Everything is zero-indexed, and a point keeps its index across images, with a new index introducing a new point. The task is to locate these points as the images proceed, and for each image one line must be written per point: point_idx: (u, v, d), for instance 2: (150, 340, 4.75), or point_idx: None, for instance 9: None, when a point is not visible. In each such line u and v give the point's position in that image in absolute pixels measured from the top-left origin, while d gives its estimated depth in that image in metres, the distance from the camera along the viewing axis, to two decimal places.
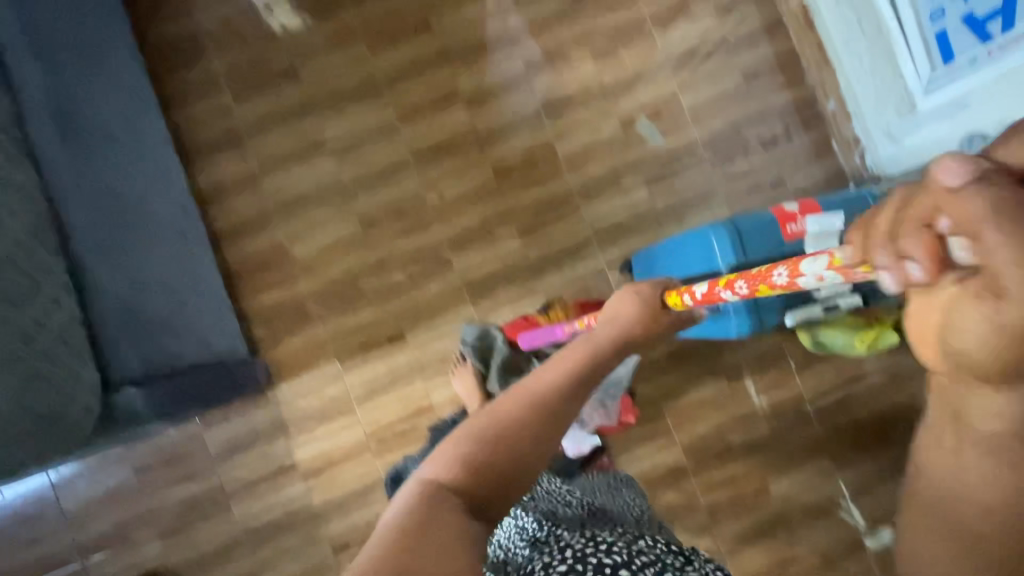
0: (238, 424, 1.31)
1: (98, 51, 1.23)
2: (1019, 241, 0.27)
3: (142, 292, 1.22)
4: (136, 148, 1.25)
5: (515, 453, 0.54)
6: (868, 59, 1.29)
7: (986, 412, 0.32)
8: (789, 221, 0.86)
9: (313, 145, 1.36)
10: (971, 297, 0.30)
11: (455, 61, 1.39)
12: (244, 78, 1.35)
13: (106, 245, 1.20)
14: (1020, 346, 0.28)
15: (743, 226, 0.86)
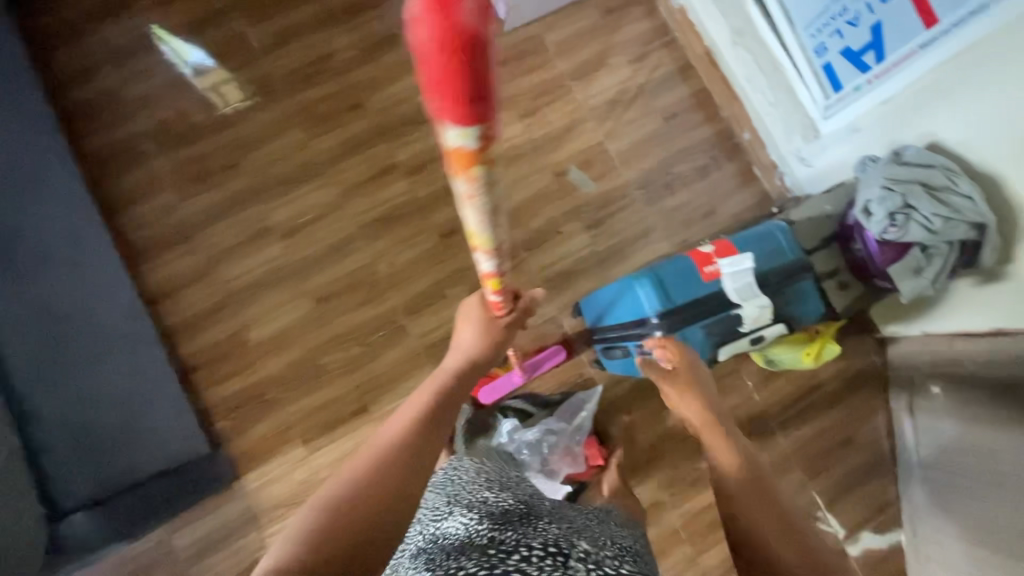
0: (206, 523, 1.27)
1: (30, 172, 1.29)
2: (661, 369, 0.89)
3: (91, 407, 1.23)
4: (76, 263, 1.27)
5: (378, 503, 0.60)
6: (769, 93, 1.39)
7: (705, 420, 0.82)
8: (705, 264, 0.92)
9: (259, 230, 1.37)
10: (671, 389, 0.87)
11: (389, 135, 1.44)
12: (185, 175, 1.38)
13: (53, 366, 1.22)
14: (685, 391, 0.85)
15: (665, 273, 0.92)
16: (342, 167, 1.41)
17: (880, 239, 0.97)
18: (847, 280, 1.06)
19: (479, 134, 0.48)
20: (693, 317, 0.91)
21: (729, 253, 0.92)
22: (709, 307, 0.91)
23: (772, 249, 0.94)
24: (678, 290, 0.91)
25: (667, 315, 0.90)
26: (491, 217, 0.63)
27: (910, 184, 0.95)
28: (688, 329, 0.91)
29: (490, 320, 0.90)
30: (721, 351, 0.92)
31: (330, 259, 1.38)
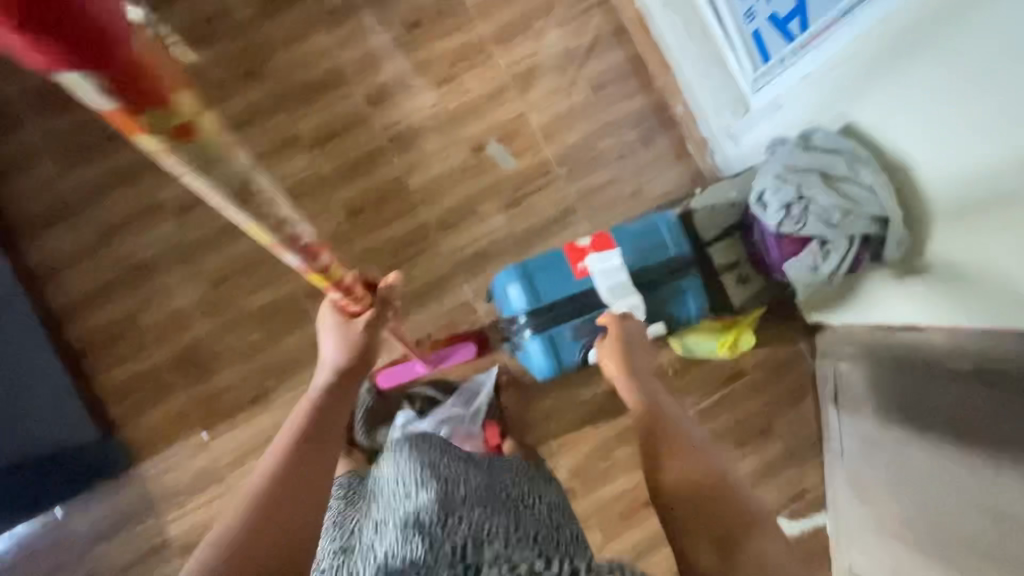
0: (102, 509, 1.24)
1: None
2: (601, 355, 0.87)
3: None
4: None
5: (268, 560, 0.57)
6: (700, 61, 1.28)
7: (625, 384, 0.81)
8: (579, 260, 0.90)
9: (149, 207, 1.29)
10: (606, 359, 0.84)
11: (291, 104, 1.34)
12: (67, 146, 1.29)
13: None
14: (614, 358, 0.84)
15: (536, 269, 0.90)
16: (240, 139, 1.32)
17: (779, 232, 0.91)
18: (748, 274, 1.01)
19: (105, 82, 0.37)
20: (563, 315, 0.89)
21: (604, 249, 0.89)
22: (581, 308, 0.89)
23: (654, 244, 0.92)
24: (550, 286, 0.89)
25: (535, 312, 0.89)
26: (238, 197, 0.56)
27: (806, 172, 0.87)
28: (556, 327, 0.90)
29: (349, 324, 0.81)
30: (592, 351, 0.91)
31: (227, 239, 1.30)
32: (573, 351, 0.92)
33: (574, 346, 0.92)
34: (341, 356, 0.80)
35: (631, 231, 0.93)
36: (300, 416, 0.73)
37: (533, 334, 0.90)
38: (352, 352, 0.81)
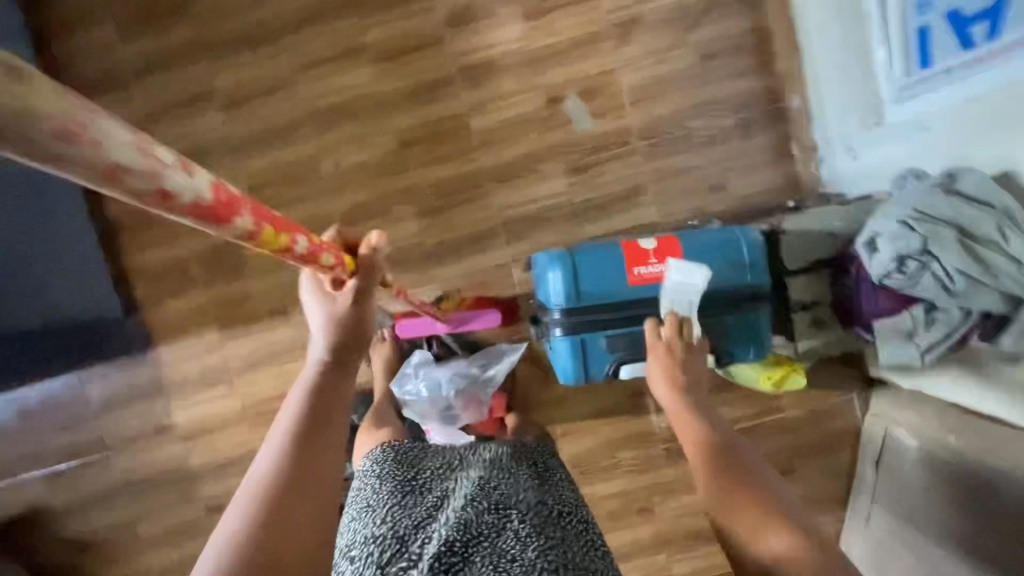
0: (117, 381, 1.28)
1: None
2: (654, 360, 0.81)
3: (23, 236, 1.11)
4: None
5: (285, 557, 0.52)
6: (837, 51, 1.08)
7: (669, 392, 0.78)
8: (637, 262, 0.84)
9: (202, 93, 1.23)
10: (660, 363, 0.80)
11: (364, 8, 1.22)
12: (130, 12, 1.22)
13: None
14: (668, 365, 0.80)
15: (585, 263, 0.84)
16: (306, 37, 1.22)
17: (881, 282, 0.77)
18: (824, 318, 0.91)
19: None
20: (607, 317, 0.84)
21: (668, 259, 0.84)
22: (626, 315, 0.85)
23: (729, 264, 0.85)
24: (598, 283, 0.84)
25: (572, 308, 0.84)
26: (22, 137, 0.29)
27: (941, 226, 0.71)
28: (593, 330, 0.85)
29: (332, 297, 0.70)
30: (624, 368, 0.86)
31: (274, 143, 1.24)
32: (605, 359, 0.87)
33: (607, 355, 0.87)
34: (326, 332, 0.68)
35: (703, 242, 0.86)
36: (299, 392, 0.64)
37: (566, 331, 0.85)
38: (339, 326, 0.69)
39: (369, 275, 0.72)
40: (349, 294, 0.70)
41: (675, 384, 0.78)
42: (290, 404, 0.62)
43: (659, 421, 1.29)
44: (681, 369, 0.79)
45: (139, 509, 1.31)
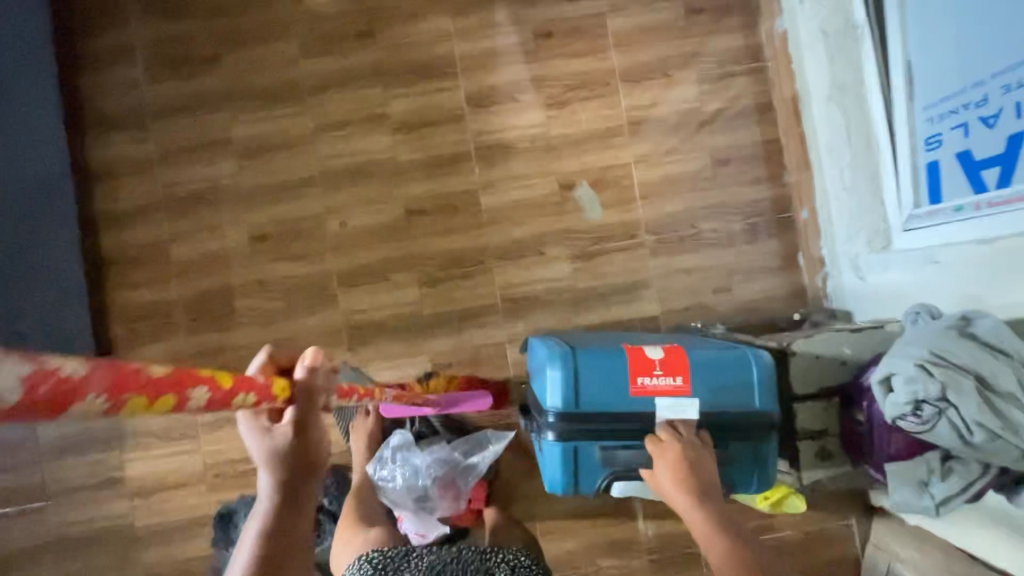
0: (74, 423, 1.19)
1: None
2: (659, 455, 0.77)
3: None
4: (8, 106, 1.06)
5: None
6: (847, 175, 1.11)
7: (672, 484, 0.74)
8: (642, 372, 0.80)
9: (219, 142, 1.23)
10: (662, 455, 0.77)
11: (391, 80, 1.24)
12: (162, 58, 1.24)
13: None
14: (676, 460, 0.75)
15: (584, 367, 0.81)
16: (330, 100, 1.24)
17: (894, 422, 0.73)
18: (832, 449, 0.88)
19: None
20: (605, 428, 0.80)
21: (672, 373, 0.80)
22: (627, 429, 0.80)
23: (736, 383, 0.82)
24: (598, 391, 0.80)
25: (568, 415, 0.80)
26: None
27: (958, 373, 0.68)
28: (588, 440, 0.81)
29: (271, 430, 0.58)
30: (616, 484, 0.83)
31: (282, 198, 1.23)
32: (596, 471, 0.83)
33: (598, 467, 0.83)
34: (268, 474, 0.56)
35: (710, 357, 0.82)
36: (247, 547, 0.55)
37: (559, 437, 0.81)
38: (281, 464, 0.56)
39: (308, 396, 0.60)
40: (287, 426, 0.57)
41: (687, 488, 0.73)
42: (237, 570, 0.54)
43: (645, 528, 1.20)
44: (690, 472, 0.75)
45: (70, 568, 1.18)
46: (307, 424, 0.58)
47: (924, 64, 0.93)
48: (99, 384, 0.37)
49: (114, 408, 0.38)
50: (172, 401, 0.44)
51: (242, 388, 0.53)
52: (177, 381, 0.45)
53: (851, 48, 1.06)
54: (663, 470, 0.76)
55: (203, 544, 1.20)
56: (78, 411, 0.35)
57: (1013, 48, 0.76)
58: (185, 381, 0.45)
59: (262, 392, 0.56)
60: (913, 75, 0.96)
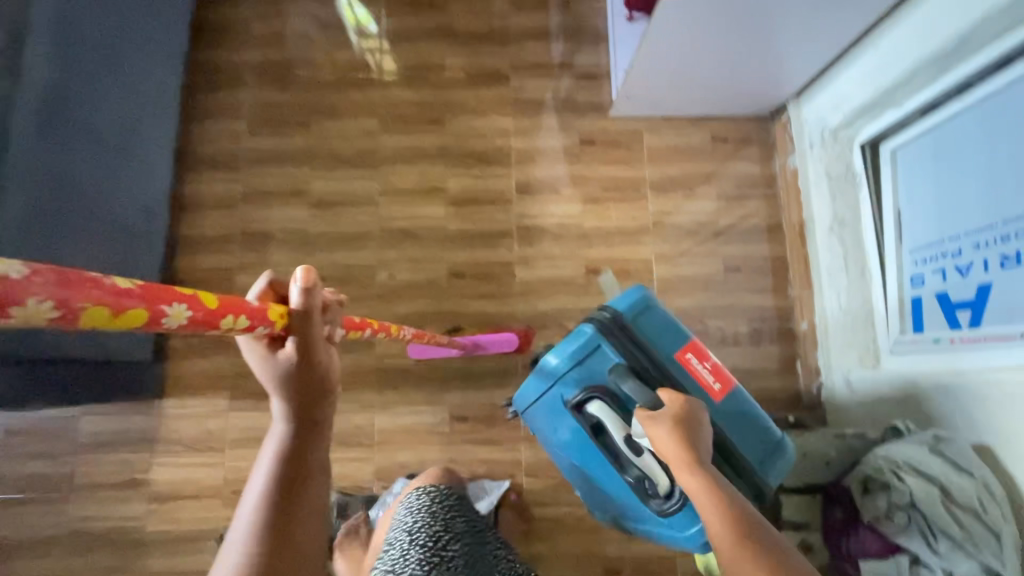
0: (114, 422, 1.28)
1: (132, 34, 1.20)
2: (658, 422, 0.80)
3: (99, 249, 1.11)
4: (119, 146, 1.17)
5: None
6: (843, 296, 1.25)
7: (668, 446, 0.77)
8: (698, 355, 0.99)
9: (297, 192, 1.42)
10: (658, 421, 0.81)
11: (453, 161, 1.44)
12: (264, 117, 1.46)
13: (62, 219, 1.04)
14: (676, 426, 0.79)
15: (657, 315, 1.01)
16: (398, 170, 1.43)
17: (873, 520, 0.85)
18: (813, 542, 0.96)
19: None
20: (632, 356, 0.99)
21: (714, 376, 0.97)
22: (642, 362, 0.98)
23: (755, 428, 0.96)
24: (651, 332, 1.00)
25: (620, 322, 1.00)
26: None
27: (927, 483, 0.81)
28: (613, 349, 0.99)
29: (274, 353, 0.57)
30: (591, 399, 0.99)
31: (342, 246, 1.39)
32: (591, 377, 1.01)
33: (595, 375, 1.01)
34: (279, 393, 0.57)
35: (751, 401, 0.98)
36: (266, 462, 0.55)
37: (599, 330, 1.00)
38: (288, 381, 0.57)
39: (304, 325, 0.56)
40: (291, 352, 0.57)
41: (684, 451, 0.75)
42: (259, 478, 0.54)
43: None
44: (686, 436, 0.78)
45: (77, 563, 1.23)
46: (309, 349, 0.57)
47: (912, 216, 1.11)
48: (44, 286, 0.32)
49: (68, 319, 0.34)
50: (143, 319, 0.41)
51: (230, 310, 0.49)
52: (146, 293, 0.41)
53: (851, 190, 1.24)
54: (661, 435, 0.79)
55: (207, 558, 1.24)
56: (21, 320, 0.31)
57: (984, 217, 0.94)
58: (153, 294, 0.41)
59: (257, 315, 0.52)
60: (905, 223, 1.13)
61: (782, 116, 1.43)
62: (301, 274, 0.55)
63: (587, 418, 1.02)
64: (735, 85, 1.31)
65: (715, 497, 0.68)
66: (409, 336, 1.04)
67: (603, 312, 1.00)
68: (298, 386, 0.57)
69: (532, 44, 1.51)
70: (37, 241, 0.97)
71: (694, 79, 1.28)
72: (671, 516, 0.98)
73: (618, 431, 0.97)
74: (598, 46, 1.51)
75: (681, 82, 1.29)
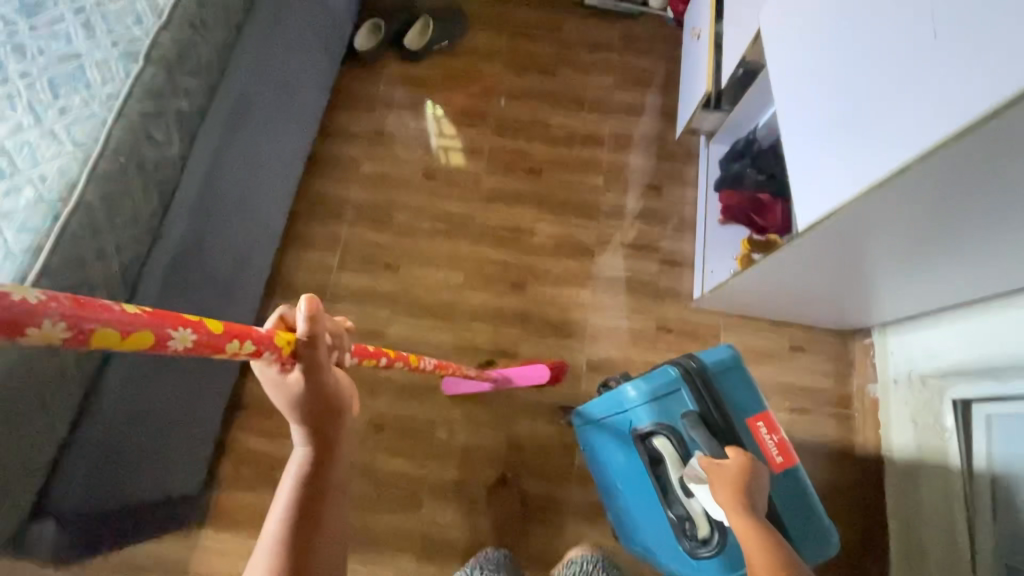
0: (148, 546, 1.26)
1: (256, 173, 1.25)
2: (716, 463, 0.90)
3: (178, 390, 1.12)
4: (221, 286, 1.19)
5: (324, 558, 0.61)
6: (927, 559, 1.22)
7: (721, 482, 0.88)
8: (771, 428, 1.03)
9: (374, 333, 1.45)
10: (716, 464, 0.90)
11: (529, 327, 1.46)
12: (356, 254, 1.52)
13: (153, 369, 1.03)
14: (738, 473, 0.88)
15: (741, 380, 1.04)
16: (475, 328, 1.46)
17: None
18: None
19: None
20: (710, 408, 1.01)
21: (784, 450, 1.02)
22: (715, 418, 1.01)
23: (800, 507, 1.01)
24: (731, 392, 1.04)
25: (707, 374, 1.03)
26: None
27: None
28: (691, 395, 1.03)
29: (281, 374, 0.61)
30: (656, 434, 1.04)
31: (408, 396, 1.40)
32: (663, 416, 1.04)
33: (668, 414, 1.04)
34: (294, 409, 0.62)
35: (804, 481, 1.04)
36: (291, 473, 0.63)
37: (682, 375, 1.04)
38: (299, 401, 0.62)
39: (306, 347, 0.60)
40: (295, 374, 0.61)
41: (739, 495, 0.85)
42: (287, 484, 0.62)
43: None
44: (747, 484, 0.87)
45: None
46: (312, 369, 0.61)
47: (1011, 500, 1.08)
48: (63, 310, 0.35)
49: (81, 340, 0.37)
50: (152, 343, 0.44)
51: (235, 334, 0.53)
52: (158, 318, 0.44)
53: (941, 444, 1.21)
54: (719, 471, 0.89)
55: None
56: (42, 340, 0.35)
57: None
58: (163, 318, 0.44)
59: (262, 341, 0.56)
60: (1003, 505, 1.10)
61: (865, 338, 1.43)
62: (307, 303, 0.60)
63: (647, 448, 1.07)
64: (813, 309, 1.35)
65: (759, 534, 0.79)
66: (430, 369, 1.09)
67: (685, 362, 1.03)
68: (310, 407, 0.62)
69: (621, 223, 1.56)
70: (132, 393, 0.99)
71: (797, 297, 1.29)
72: (700, 559, 1.01)
73: (676, 471, 1.02)
74: (683, 235, 1.54)
75: (782, 296, 1.29)
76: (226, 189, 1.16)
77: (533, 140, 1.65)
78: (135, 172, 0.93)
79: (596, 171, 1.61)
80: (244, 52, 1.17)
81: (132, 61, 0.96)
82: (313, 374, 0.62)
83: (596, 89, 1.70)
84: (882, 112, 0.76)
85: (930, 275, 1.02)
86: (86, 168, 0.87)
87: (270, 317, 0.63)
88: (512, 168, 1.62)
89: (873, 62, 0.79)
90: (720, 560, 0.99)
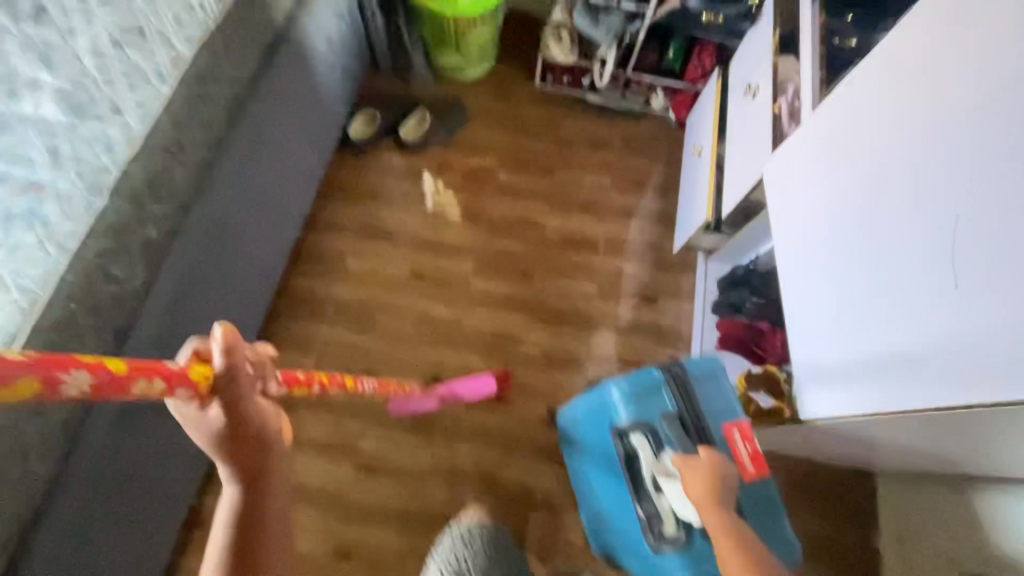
0: None
1: (225, 281, 1.18)
2: (687, 463, 0.99)
3: (114, 539, 1.05)
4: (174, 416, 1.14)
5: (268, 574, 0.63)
6: None
7: (694, 479, 0.97)
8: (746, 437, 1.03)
9: (347, 448, 1.37)
10: (685, 459, 1.00)
11: (512, 449, 1.40)
12: (335, 358, 1.45)
13: (86, 528, 0.97)
14: (711, 470, 0.96)
15: (721, 388, 1.11)
16: (452, 445, 1.39)
17: None
18: None
19: None
20: (686, 414, 1.09)
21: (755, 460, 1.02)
22: (691, 425, 1.08)
23: (766, 514, 1.05)
24: (709, 400, 1.11)
25: (687, 378, 1.11)
26: None
27: None
28: (671, 398, 1.11)
29: (202, 413, 0.60)
30: (634, 433, 1.11)
31: (378, 521, 1.32)
32: (642, 415, 1.11)
33: (646, 413, 1.11)
34: (212, 445, 0.62)
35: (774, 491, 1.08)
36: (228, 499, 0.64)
37: (665, 377, 1.12)
38: (219, 438, 0.61)
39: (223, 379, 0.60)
40: (217, 409, 0.60)
41: (711, 495, 0.93)
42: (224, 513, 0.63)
43: None
44: (717, 481, 0.95)
45: None
46: (235, 400, 0.61)
47: None
48: None
49: None
50: (36, 386, 0.42)
51: (136, 372, 0.51)
52: (42, 362, 0.43)
53: None
54: (687, 469, 0.98)
55: None
56: None
57: None
58: (48, 363, 0.43)
59: (177, 377, 0.54)
60: None
61: (862, 479, 1.39)
62: (223, 331, 0.61)
63: (624, 445, 1.14)
64: (811, 447, 1.25)
65: (724, 530, 0.88)
66: (369, 388, 1.10)
67: (661, 368, 1.11)
68: (229, 441, 0.62)
69: (611, 334, 1.50)
70: (58, 561, 0.92)
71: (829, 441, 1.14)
72: (663, 556, 1.07)
73: (650, 466, 1.09)
74: (679, 353, 1.47)
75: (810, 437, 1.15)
76: (194, 314, 1.09)
77: (525, 241, 1.60)
78: (88, 316, 0.86)
79: (590, 279, 1.56)
80: (221, 172, 1.11)
81: (96, 194, 0.90)
82: (233, 403, 0.61)
83: (594, 191, 1.66)
84: (902, 322, 0.80)
85: (921, 445, 1.00)
86: (30, 320, 0.80)
87: (189, 347, 0.63)
88: (502, 269, 1.56)
89: (889, 282, 0.83)
90: (686, 561, 1.05)
